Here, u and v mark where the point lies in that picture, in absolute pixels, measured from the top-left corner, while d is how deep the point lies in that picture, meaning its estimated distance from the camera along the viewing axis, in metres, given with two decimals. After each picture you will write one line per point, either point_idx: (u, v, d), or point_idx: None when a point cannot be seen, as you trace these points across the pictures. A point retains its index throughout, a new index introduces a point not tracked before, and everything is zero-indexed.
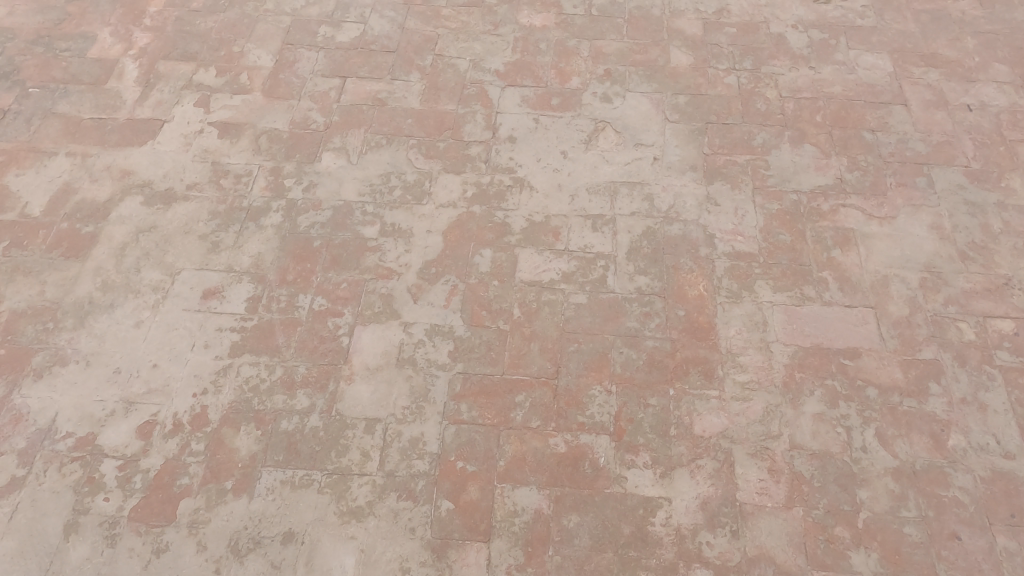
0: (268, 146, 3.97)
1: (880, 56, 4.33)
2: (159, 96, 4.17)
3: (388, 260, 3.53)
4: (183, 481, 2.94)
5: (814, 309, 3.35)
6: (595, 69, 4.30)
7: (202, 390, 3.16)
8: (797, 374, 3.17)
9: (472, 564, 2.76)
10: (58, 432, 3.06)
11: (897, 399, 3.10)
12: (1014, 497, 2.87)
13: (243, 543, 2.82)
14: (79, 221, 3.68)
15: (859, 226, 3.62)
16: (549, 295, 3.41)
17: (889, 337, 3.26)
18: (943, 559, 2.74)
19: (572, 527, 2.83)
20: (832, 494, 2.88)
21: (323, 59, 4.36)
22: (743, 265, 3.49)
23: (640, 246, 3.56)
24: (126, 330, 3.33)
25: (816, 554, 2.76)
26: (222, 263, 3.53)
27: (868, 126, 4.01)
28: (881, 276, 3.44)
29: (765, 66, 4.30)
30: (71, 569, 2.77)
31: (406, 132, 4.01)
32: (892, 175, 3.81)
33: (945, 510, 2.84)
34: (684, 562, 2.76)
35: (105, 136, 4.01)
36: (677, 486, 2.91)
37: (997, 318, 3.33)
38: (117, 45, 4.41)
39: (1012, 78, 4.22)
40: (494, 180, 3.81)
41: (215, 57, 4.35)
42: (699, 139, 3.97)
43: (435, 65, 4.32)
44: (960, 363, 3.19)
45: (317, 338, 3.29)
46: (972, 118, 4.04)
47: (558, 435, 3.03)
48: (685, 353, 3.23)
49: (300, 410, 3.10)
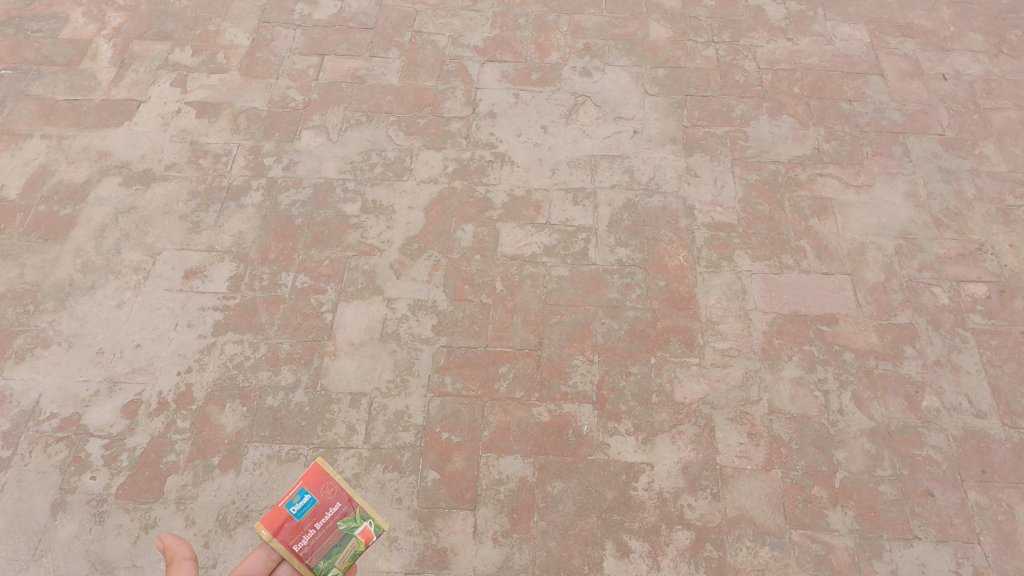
0: (247, 126, 3.94)
1: (857, 27, 4.35)
2: (135, 77, 4.13)
3: (369, 236, 3.53)
4: (170, 458, 2.95)
5: (793, 277, 3.40)
6: (574, 43, 4.30)
7: (186, 369, 3.16)
8: (775, 340, 3.22)
9: (458, 531, 2.81)
10: (42, 414, 3.06)
11: (873, 362, 3.16)
12: (985, 454, 2.95)
13: (231, 517, 2.84)
14: (57, 204, 3.66)
15: (837, 195, 3.66)
16: (531, 269, 3.43)
17: (865, 303, 3.32)
18: (917, 515, 2.82)
19: (557, 493, 2.88)
20: (810, 455, 2.95)
21: (300, 37, 4.32)
22: (722, 235, 3.53)
23: (621, 219, 3.59)
24: (108, 312, 3.33)
25: (795, 513, 2.83)
26: (203, 242, 3.52)
27: (845, 96, 4.04)
28: (857, 243, 3.50)
29: (743, 38, 4.31)
30: (60, 546, 2.78)
31: (386, 109, 4.00)
32: (868, 144, 3.85)
33: (918, 468, 2.91)
34: (666, 524, 2.82)
35: (80, 117, 3.96)
36: (659, 451, 2.96)
37: (970, 283, 3.39)
38: (90, 25, 4.35)
39: (987, 47, 4.27)
40: (475, 156, 3.82)
41: (191, 36, 4.30)
42: (678, 112, 3.99)
43: (414, 42, 4.29)
44: (934, 327, 3.26)
45: (300, 315, 3.30)
46: (947, 87, 4.08)
47: (542, 405, 3.07)
48: (666, 322, 3.28)
49: (285, 386, 3.12)
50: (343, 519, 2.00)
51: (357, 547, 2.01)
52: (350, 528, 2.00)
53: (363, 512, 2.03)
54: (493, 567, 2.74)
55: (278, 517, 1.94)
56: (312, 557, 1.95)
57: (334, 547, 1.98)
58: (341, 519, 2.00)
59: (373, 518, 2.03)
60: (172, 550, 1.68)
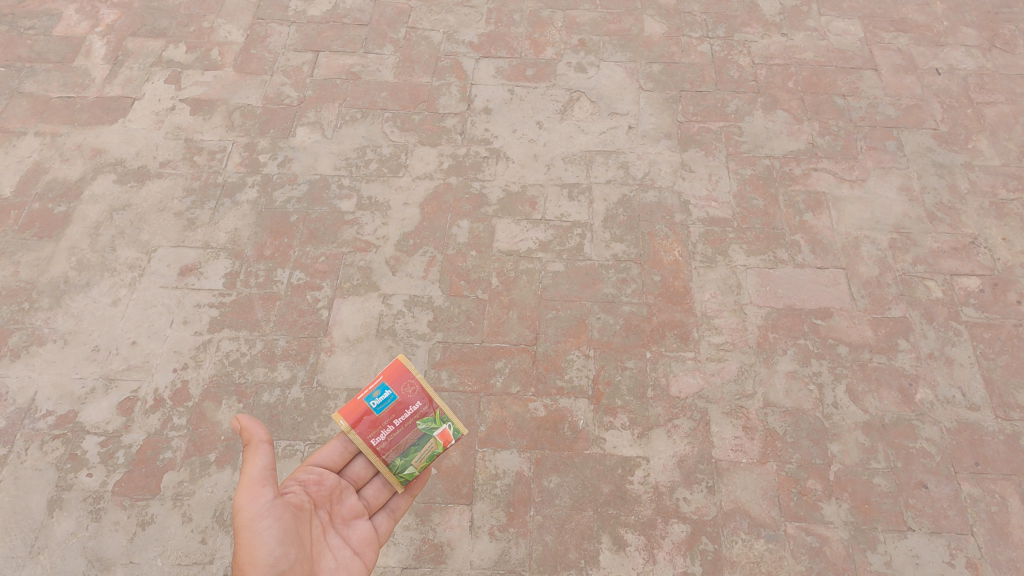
0: (242, 122, 3.93)
1: (851, 22, 4.36)
2: (129, 74, 4.12)
3: (365, 233, 3.53)
4: (166, 455, 2.95)
5: (787, 272, 3.41)
6: (569, 39, 4.30)
7: (182, 365, 3.17)
8: (770, 335, 3.23)
9: (455, 526, 2.82)
10: (38, 411, 3.07)
11: (867, 356, 3.18)
12: (978, 446, 2.97)
13: (227, 513, 2.84)
14: (51, 201, 3.65)
15: (831, 189, 3.68)
16: (526, 264, 3.44)
17: (859, 297, 3.33)
18: (911, 506, 2.83)
19: (553, 487, 2.89)
20: (805, 448, 2.96)
21: (294, 33, 4.31)
22: (717, 230, 3.54)
23: (616, 214, 3.60)
24: (104, 309, 3.32)
25: (790, 506, 2.84)
26: (198, 239, 3.52)
27: (839, 91, 4.05)
28: (852, 238, 3.51)
29: (738, 33, 4.32)
30: (57, 543, 2.78)
31: (381, 105, 3.99)
32: (862, 139, 3.86)
33: (912, 460, 2.93)
34: (662, 517, 2.83)
35: (74, 115, 3.95)
36: (655, 445, 2.98)
37: (964, 276, 3.41)
38: (84, 22, 4.34)
39: (980, 41, 4.28)
40: (470, 152, 3.82)
41: (185, 33, 4.29)
42: (673, 107, 4.00)
43: (408, 38, 4.29)
44: (928, 320, 3.28)
45: (296, 312, 3.30)
46: (940, 82, 4.09)
47: (538, 400, 3.07)
48: (661, 316, 3.29)
49: (281, 383, 3.12)
50: (421, 419, 2.24)
51: (434, 447, 2.26)
52: (428, 428, 2.25)
53: (439, 415, 2.27)
54: (490, 561, 2.75)
55: (360, 410, 2.19)
56: (390, 451, 2.21)
57: (412, 444, 2.23)
58: (420, 419, 2.24)
59: (450, 422, 2.28)
60: (249, 431, 2.00)
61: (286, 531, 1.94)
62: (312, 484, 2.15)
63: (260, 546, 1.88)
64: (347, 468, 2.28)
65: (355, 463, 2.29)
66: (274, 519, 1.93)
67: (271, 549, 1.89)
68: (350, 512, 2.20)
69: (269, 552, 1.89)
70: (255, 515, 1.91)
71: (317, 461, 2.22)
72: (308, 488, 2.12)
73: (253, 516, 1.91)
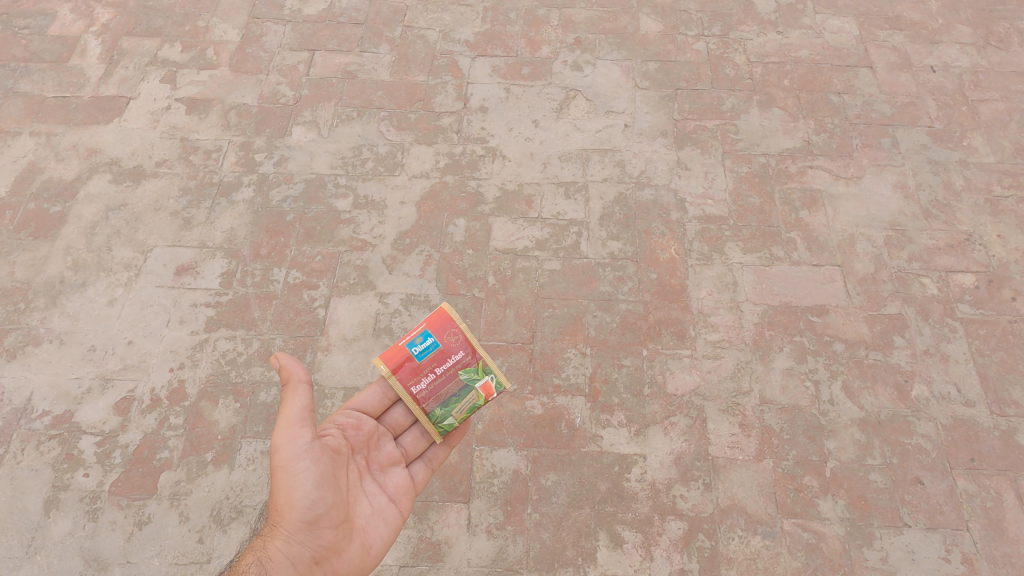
0: (238, 122, 3.93)
1: (846, 20, 4.37)
2: (124, 73, 4.11)
3: (361, 232, 3.53)
4: (163, 455, 2.95)
5: (783, 269, 3.42)
6: (565, 37, 4.30)
7: (179, 365, 3.16)
8: (766, 332, 3.24)
9: (453, 524, 2.82)
10: (35, 411, 3.06)
11: (863, 352, 3.19)
12: (974, 442, 2.98)
13: (225, 512, 2.84)
14: (47, 201, 3.64)
15: (826, 187, 3.69)
16: (523, 262, 3.44)
17: (855, 294, 3.34)
18: (907, 502, 2.84)
19: (551, 485, 2.90)
20: (801, 445, 2.97)
21: (290, 32, 4.31)
22: (713, 228, 3.55)
23: (612, 212, 3.60)
24: (100, 309, 3.32)
25: (786, 503, 2.85)
26: (195, 239, 3.52)
27: (834, 89, 4.06)
28: (847, 235, 3.52)
29: (733, 31, 4.33)
30: (53, 544, 2.78)
31: (377, 104, 3.99)
32: (857, 136, 3.87)
33: (908, 457, 2.94)
34: (659, 515, 2.84)
35: (69, 115, 3.94)
36: (652, 443, 2.98)
37: (959, 273, 3.42)
38: (78, 22, 4.33)
39: (975, 39, 4.29)
40: (466, 150, 3.82)
41: (180, 32, 4.29)
42: (669, 105, 4.00)
43: (404, 37, 4.29)
44: (923, 317, 3.29)
45: (293, 311, 3.30)
46: (935, 80, 4.10)
47: (535, 398, 3.08)
48: (658, 314, 3.29)
49: (278, 382, 3.12)
50: (464, 370, 2.25)
51: (475, 399, 2.27)
52: (471, 379, 2.26)
53: (481, 366, 2.26)
54: (487, 559, 2.76)
55: (401, 356, 2.21)
56: (431, 400, 2.24)
57: (453, 395, 2.25)
58: (462, 369, 2.25)
59: (492, 374, 2.27)
60: (290, 370, 2.10)
61: (322, 476, 2.05)
62: (350, 427, 2.23)
63: (297, 488, 2.02)
64: (387, 413, 2.35)
65: (395, 409, 2.36)
66: (310, 463, 2.04)
67: (307, 493, 2.01)
68: (387, 459, 2.28)
69: (305, 495, 2.02)
70: (293, 457, 2.04)
71: (356, 406, 2.28)
72: (347, 434, 2.21)
73: (291, 458, 2.04)
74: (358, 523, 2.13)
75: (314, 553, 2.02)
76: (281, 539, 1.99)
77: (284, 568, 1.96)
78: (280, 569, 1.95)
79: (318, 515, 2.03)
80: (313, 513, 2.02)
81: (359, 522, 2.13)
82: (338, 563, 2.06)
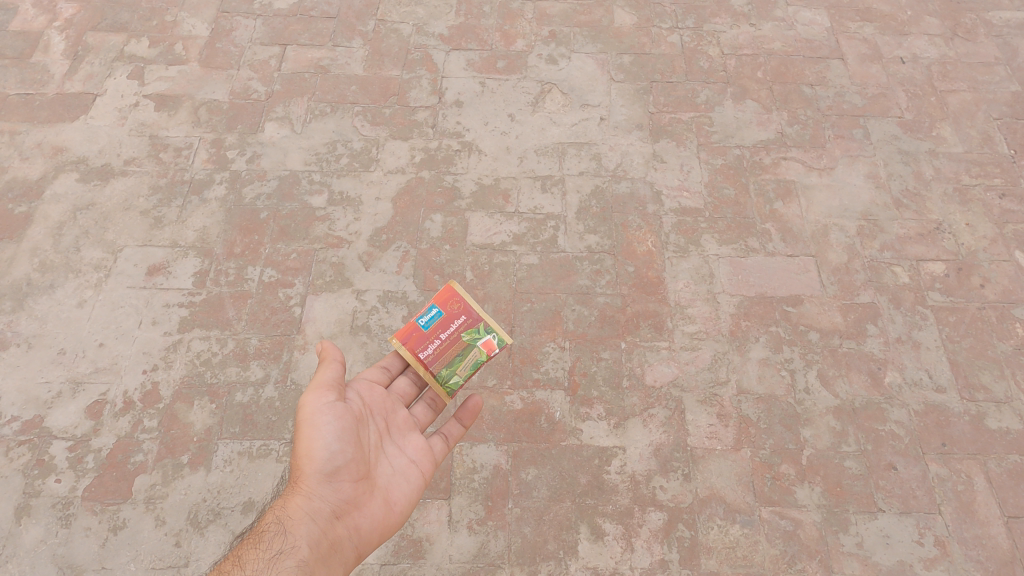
0: (208, 118, 3.86)
1: (817, 12, 4.42)
2: (89, 69, 4.01)
3: (337, 229, 3.50)
4: (137, 458, 2.90)
5: (759, 260, 3.45)
6: (539, 31, 4.29)
7: (152, 367, 3.11)
8: (742, 323, 3.27)
9: (433, 521, 2.81)
10: (3, 417, 2.99)
11: (837, 341, 3.23)
12: (945, 427, 3.04)
13: (202, 515, 2.80)
14: (11, 202, 3.56)
15: (800, 177, 3.72)
16: (500, 258, 3.43)
17: (828, 283, 3.39)
18: (881, 488, 2.89)
19: (531, 479, 2.90)
20: (777, 434, 3.00)
21: (260, 27, 4.24)
22: (689, 220, 3.57)
23: (589, 206, 3.60)
24: (69, 311, 3.25)
25: (764, 491, 2.88)
26: (166, 238, 3.45)
27: (807, 81, 4.10)
28: (821, 225, 3.56)
29: (707, 24, 4.35)
30: (25, 552, 2.72)
31: (351, 99, 3.95)
32: (830, 127, 3.92)
33: (882, 443, 2.99)
34: (639, 506, 2.85)
35: (34, 112, 3.85)
36: (631, 435, 3.00)
37: (929, 261, 3.48)
38: (41, 16, 4.23)
39: (943, 30, 4.35)
40: (442, 145, 3.80)
41: (148, 27, 4.20)
42: (644, 98, 4.01)
43: (377, 31, 4.25)
44: (895, 305, 3.34)
45: (268, 309, 3.26)
46: (905, 71, 4.16)
47: (514, 393, 3.07)
48: (636, 307, 3.31)
49: (254, 382, 3.08)
50: (468, 331, 2.37)
51: (478, 356, 2.35)
52: (473, 339, 2.36)
53: (483, 327, 2.37)
54: (469, 555, 2.75)
55: (410, 329, 2.34)
56: (437, 362, 2.32)
57: (457, 355, 2.34)
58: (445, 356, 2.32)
59: (494, 333, 2.37)
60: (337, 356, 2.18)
61: (344, 431, 2.05)
62: (367, 389, 2.23)
63: (318, 441, 2.01)
64: (394, 383, 2.37)
65: (400, 379, 2.38)
66: (330, 414, 2.05)
67: (327, 445, 2.01)
68: (405, 424, 2.26)
69: (326, 447, 2.01)
70: (316, 411, 2.05)
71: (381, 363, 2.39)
72: (364, 397, 2.20)
73: (314, 412, 2.05)
74: (381, 481, 2.10)
75: (334, 507, 1.98)
76: (301, 495, 1.96)
77: (304, 523, 1.90)
78: (300, 525, 1.89)
79: (337, 467, 2.01)
80: (332, 465, 2.01)
81: (380, 481, 2.10)
82: (360, 519, 2.02)
